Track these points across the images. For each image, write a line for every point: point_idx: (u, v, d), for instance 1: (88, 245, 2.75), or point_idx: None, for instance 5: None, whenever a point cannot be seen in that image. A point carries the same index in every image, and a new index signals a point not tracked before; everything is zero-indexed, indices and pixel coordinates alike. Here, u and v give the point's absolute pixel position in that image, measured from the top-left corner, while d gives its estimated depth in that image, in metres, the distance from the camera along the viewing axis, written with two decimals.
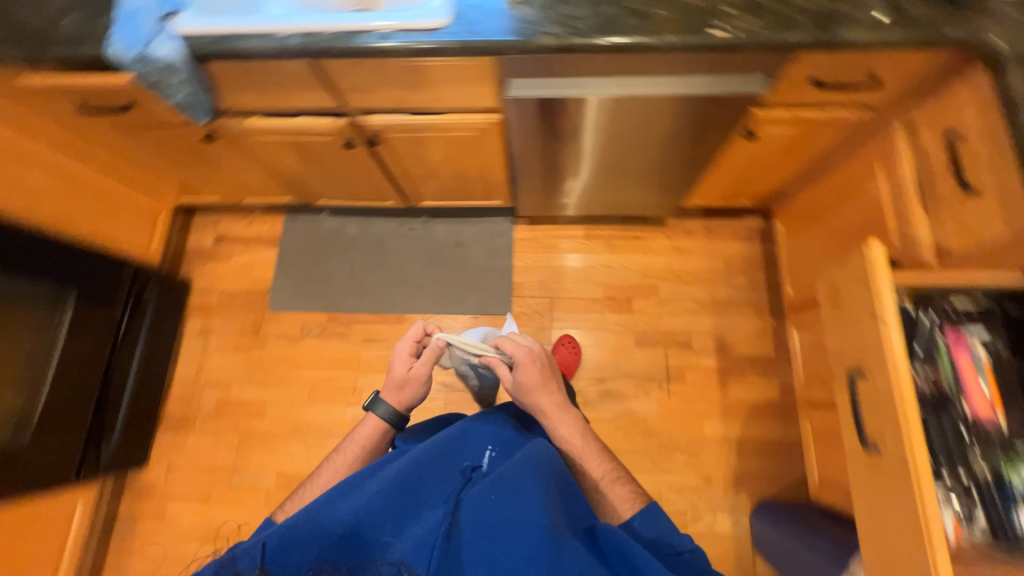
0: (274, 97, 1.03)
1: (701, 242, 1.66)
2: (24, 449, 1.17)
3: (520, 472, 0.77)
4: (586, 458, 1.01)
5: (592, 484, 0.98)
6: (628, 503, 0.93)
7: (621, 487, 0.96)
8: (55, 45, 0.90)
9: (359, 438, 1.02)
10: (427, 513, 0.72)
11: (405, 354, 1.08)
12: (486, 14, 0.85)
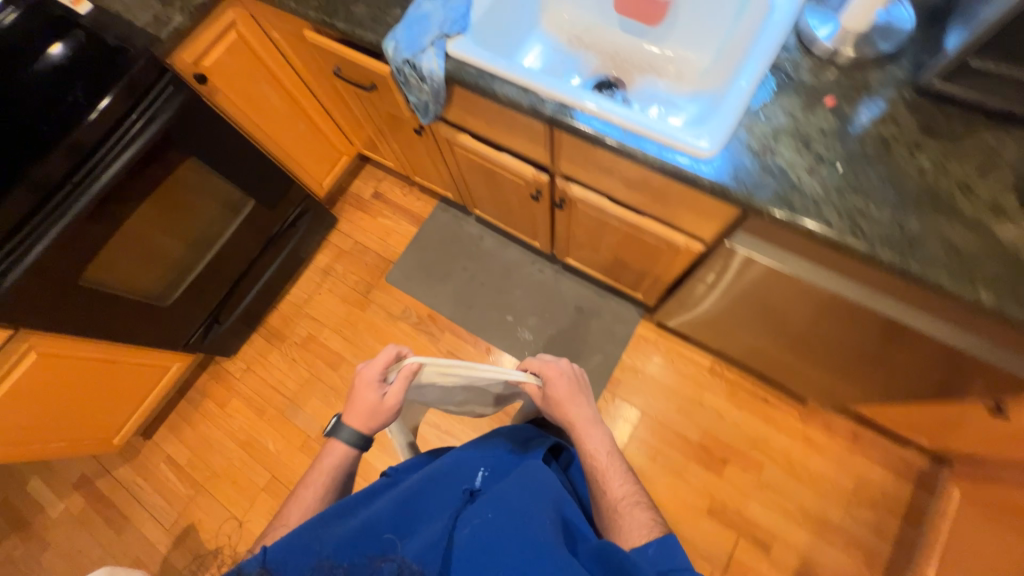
0: (493, 131, 1.02)
1: (838, 446, 1.39)
2: (160, 312, 1.35)
3: (512, 498, 0.73)
4: (606, 475, 0.82)
5: (609, 507, 0.79)
6: (647, 530, 0.73)
7: (641, 514, 0.76)
8: (343, 20, 0.96)
9: (316, 473, 0.81)
10: (430, 525, 0.71)
11: (372, 378, 0.81)
12: (759, 164, 0.73)
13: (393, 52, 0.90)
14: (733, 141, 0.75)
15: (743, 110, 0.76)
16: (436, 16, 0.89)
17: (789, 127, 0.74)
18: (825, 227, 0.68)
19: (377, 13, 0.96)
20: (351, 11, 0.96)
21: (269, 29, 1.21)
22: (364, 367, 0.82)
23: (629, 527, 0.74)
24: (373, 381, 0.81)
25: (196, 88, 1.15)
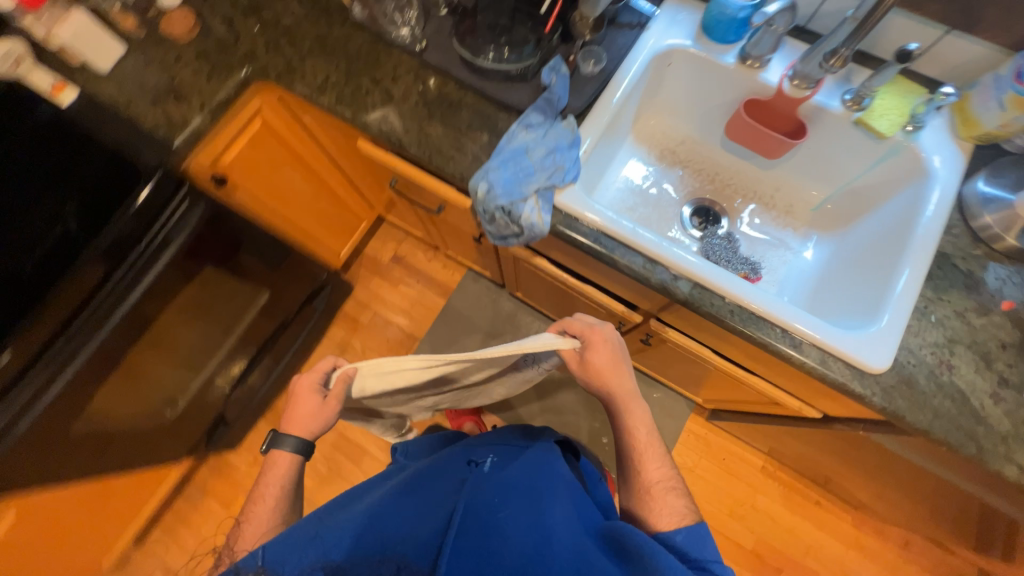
0: (583, 269, 0.88)
1: (889, 549, 1.38)
2: (159, 430, 1.14)
3: (523, 481, 0.62)
4: (642, 455, 0.67)
5: (638, 488, 0.66)
6: (677, 520, 0.61)
7: (675, 501, 0.63)
8: (415, 144, 0.79)
9: (267, 484, 0.67)
10: (430, 511, 0.57)
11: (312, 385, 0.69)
12: (935, 383, 0.63)
13: (483, 194, 0.74)
14: (904, 348, 0.65)
15: (914, 308, 0.66)
16: (539, 155, 0.74)
17: (965, 335, 0.65)
18: (1022, 472, 0.60)
19: (456, 136, 0.80)
20: (425, 132, 0.80)
21: (300, 113, 1.01)
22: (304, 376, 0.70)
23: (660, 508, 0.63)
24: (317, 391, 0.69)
25: (215, 191, 0.95)
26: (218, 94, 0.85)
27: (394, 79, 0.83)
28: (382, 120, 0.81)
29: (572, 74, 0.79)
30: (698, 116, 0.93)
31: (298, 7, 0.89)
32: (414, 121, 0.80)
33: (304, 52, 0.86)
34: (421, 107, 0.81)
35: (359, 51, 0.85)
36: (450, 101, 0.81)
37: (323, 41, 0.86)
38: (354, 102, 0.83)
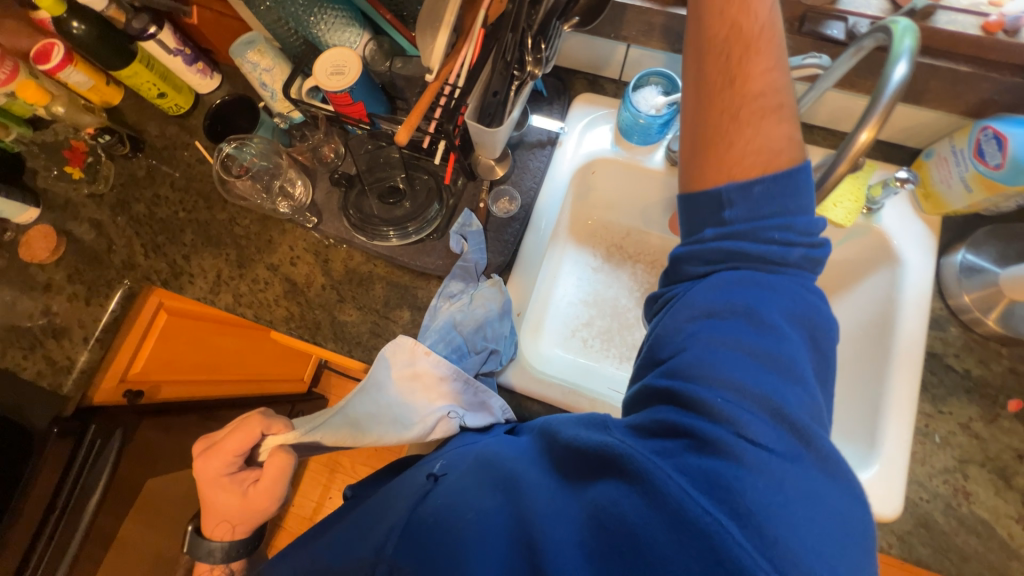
0: None
1: None
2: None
3: (495, 460, 0.47)
4: (750, 47, 0.42)
5: (716, 115, 0.44)
6: (768, 162, 0.42)
7: (775, 128, 0.42)
8: (331, 339, 0.70)
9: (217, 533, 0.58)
10: (386, 520, 0.47)
11: (218, 476, 0.57)
12: (956, 519, 0.56)
13: None
14: (914, 483, 0.58)
15: (914, 432, 0.59)
16: (468, 331, 0.65)
17: (976, 453, 0.58)
18: None
19: (373, 317, 0.70)
20: (339, 320, 0.70)
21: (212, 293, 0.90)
22: (200, 462, 0.58)
23: (758, 129, 0.42)
24: (222, 478, 0.57)
25: (132, 407, 0.84)
26: (102, 319, 0.74)
27: (293, 262, 0.73)
28: (289, 315, 0.71)
29: (487, 222, 0.70)
30: (638, 209, 0.84)
31: (172, 192, 0.79)
32: (326, 309, 0.71)
33: (187, 248, 0.76)
34: (330, 290, 0.71)
35: (247, 234, 0.75)
36: (360, 277, 0.71)
37: (207, 231, 0.76)
38: (254, 300, 0.73)
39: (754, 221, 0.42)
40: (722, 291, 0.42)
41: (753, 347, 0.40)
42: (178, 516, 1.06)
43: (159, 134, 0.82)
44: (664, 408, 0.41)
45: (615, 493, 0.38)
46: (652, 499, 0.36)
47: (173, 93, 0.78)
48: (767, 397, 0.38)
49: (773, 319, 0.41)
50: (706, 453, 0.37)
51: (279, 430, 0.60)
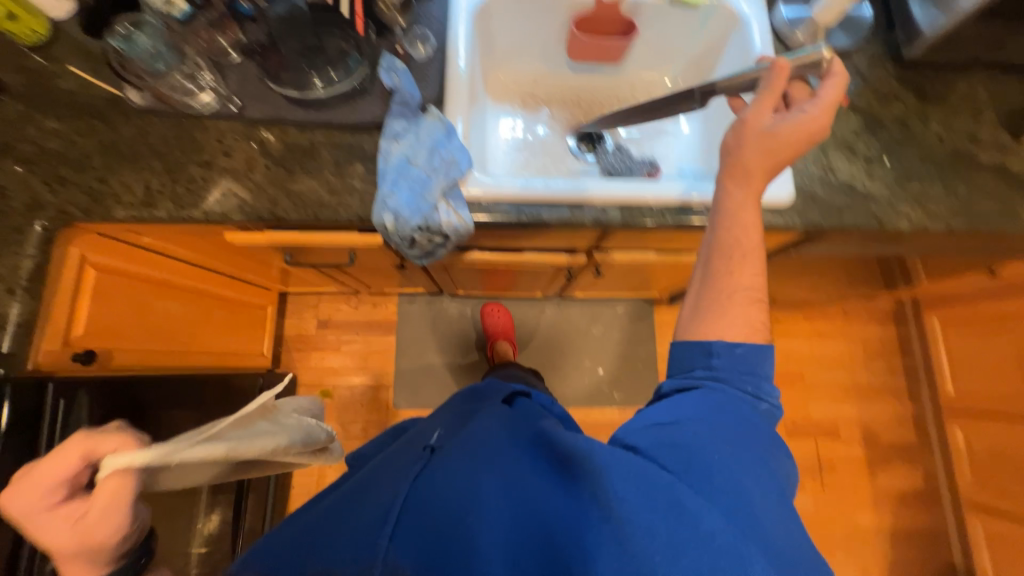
0: (514, 241, 0.87)
1: (838, 324, 1.65)
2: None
3: (491, 446, 0.55)
4: (744, 259, 0.58)
5: (717, 289, 0.58)
6: (748, 334, 0.56)
7: (754, 316, 0.57)
8: (291, 211, 0.70)
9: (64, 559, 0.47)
10: (383, 491, 0.50)
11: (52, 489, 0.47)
12: (830, 187, 0.74)
13: (394, 225, 0.70)
14: (797, 172, 0.74)
15: None
16: (424, 160, 0.70)
17: (829, 140, 0.76)
18: (911, 222, 0.73)
19: (327, 180, 0.72)
20: (295, 192, 0.71)
21: (136, 239, 0.84)
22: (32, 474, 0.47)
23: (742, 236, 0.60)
24: (45, 513, 0.46)
25: (86, 373, 0.77)
26: (22, 267, 0.68)
27: (227, 153, 0.72)
28: (239, 202, 0.70)
29: (409, 67, 0.75)
30: (538, 53, 0.94)
31: (57, 124, 0.72)
32: (276, 186, 0.71)
33: (100, 171, 0.70)
34: (274, 168, 0.71)
35: (165, 141, 0.72)
36: (302, 149, 0.72)
37: (117, 150, 0.71)
38: (195, 198, 0.70)
39: (733, 364, 0.55)
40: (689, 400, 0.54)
41: (727, 427, 0.52)
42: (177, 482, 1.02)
43: (19, 71, 0.74)
44: (643, 440, 0.52)
45: (608, 488, 0.47)
46: (644, 492, 0.46)
47: (26, 16, 0.71)
48: (750, 462, 0.49)
49: (718, 400, 0.54)
50: (699, 462, 0.48)
51: (117, 450, 0.49)
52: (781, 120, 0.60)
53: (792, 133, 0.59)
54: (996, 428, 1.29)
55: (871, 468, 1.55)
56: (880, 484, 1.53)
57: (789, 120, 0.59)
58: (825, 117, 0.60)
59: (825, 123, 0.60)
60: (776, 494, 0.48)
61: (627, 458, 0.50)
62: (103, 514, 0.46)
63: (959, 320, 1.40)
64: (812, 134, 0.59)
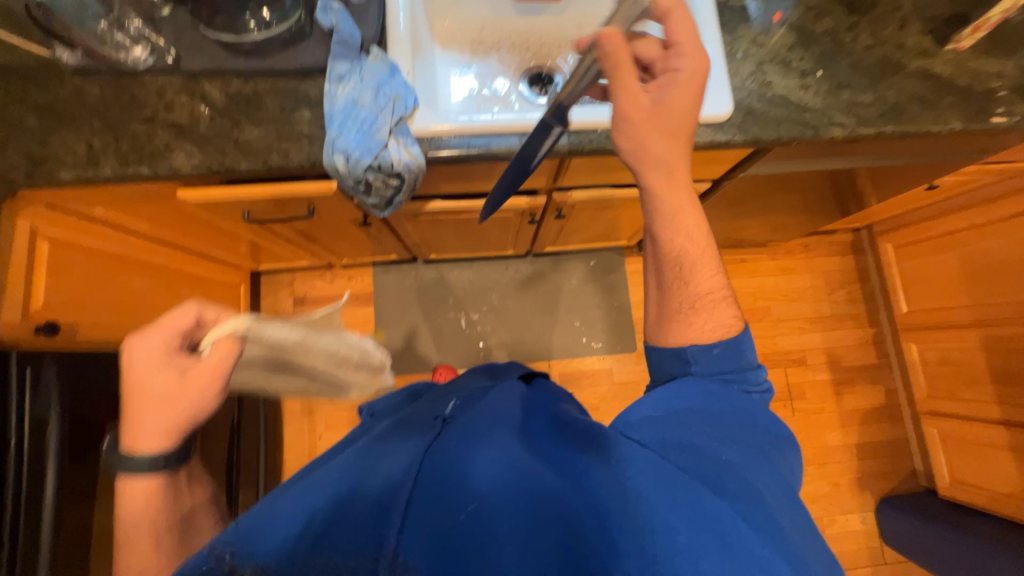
0: (473, 184, 0.89)
1: (801, 259, 1.72)
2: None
3: (515, 423, 0.53)
4: (696, 264, 0.60)
5: (681, 303, 0.61)
6: (723, 333, 0.59)
7: (722, 312, 0.61)
8: (241, 159, 0.70)
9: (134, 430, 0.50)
10: (390, 464, 0.47)
11: (159, 351, 0.52)
12: (765, 100, 0.77)
13: (345, 166, 0.71)
14: (734, 89, 0.78)
15: (724, 56, 0.78)
16: (370, 99, 0.70)
17: (763, 57, 0.80)
18: (843, 129, 0.77)
19: (275, 127, 0.72)
20: (242, 140, 0.71)
21: (88, 209, 0.83)
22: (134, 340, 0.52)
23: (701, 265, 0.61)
24: (164, 354, 0.52)
25: (53, 344, 0.77)
26: None
27: (169, 107, 0.71)
28: (187, 154, 0.70)
29: (348, 8, 0.75)
30: None
31: None
32: (223, 136, 0.71)
33: (38, 133, 0.69)
34: (219, 118, 0.71)
35: (103, 100, 0.71)
36: (246, 98, 0.72)
37: (53, 111, 0.70)
38: (141, 154, 0.69)
39: (712, 361, 0.59)
40: (695, 387, 0.56)
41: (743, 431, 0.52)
42: None
43: None
44: (672, 428, 0.51)
45: (637, 476, 0.45)
46: (668, 484, 0.44)
47: None
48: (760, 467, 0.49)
49: (724, 398, 0.55)
50: (717, 472, 0.46)
51: (220, 319, 0.56)
52: (664, 95, 0.59)
53: (682, 103, 0.59)
54: (944, 338, 1.39)
55: (837, 390, 1.65)
56: (846, 404, 1.64)
57: (670, 91, 0.59)
58: (701, 52, 0.60)
59: (704, 65, 0.60)
60: (786, 494, 0.47)
61: (650, 456, 0.47)
62: (221, 355, 0.53)
63: (910, 241, 1.48)
64: (700, 81, 0.60)
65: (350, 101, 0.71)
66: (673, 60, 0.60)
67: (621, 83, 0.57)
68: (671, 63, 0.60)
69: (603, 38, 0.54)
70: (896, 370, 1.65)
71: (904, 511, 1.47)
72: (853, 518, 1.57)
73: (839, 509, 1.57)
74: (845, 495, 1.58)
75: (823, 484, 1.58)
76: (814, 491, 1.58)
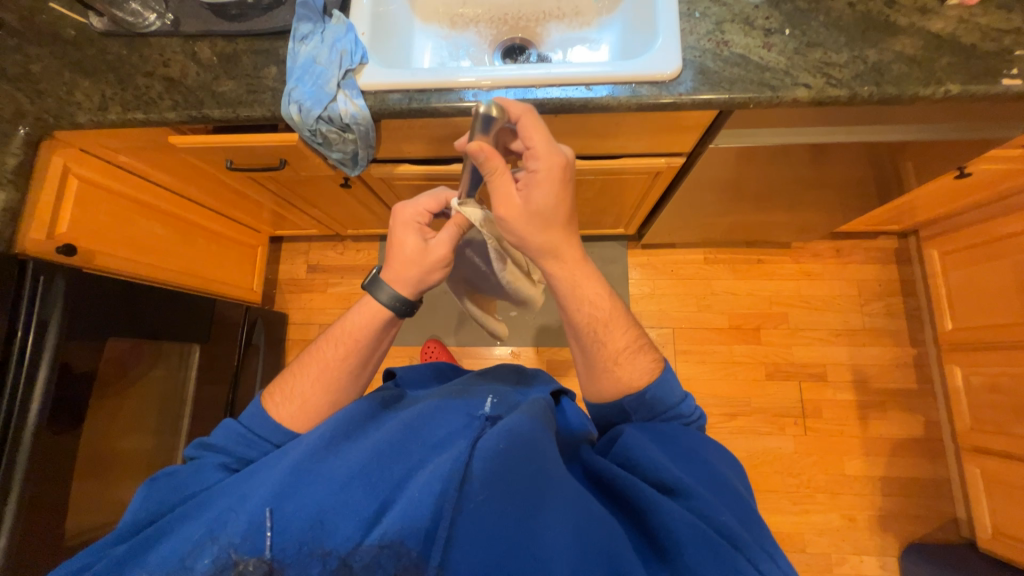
0: (435, 147, 0.93)
1: (831, 264, 1.55)
2: None
3: (546, 442, 0.52)
4: (606, 324, 0.59)
5: (602, 360, 0.59)
6: (641, 381, 0.59)
7: (641, 360, 0.60)
8: (215, 107, 0.79)
9: (395, 274, 0.63)
10: (416, 473, 0.51)
11: (414, 219, 0.64)
12: (723, 60, 0.75)
13: (299, 116, 0.77)
14: (687, 49, 0.76)
15: (678, 15, 0.77)
16: (325, 57, 0.78)
17: (726, 16, 0.78)
18: (808, 90, 0.71)
19: (248, 81, 0.81)
20: (218, 92, 0.80)
21: (113, 156, 0.98)
22: (398, 206, 0.64)
23: (614, 331, 0.59)
24: (416, 223, 0.64)
25: (68, 262, 0.92)
26: (9, 163, 0.83)
27: (166, 64, 0.83)
28: (173, 102, 0.80)
29: None
30: None
31: (38, 48, 0.86)
32: (203, 88, 0.81)
33: (68, 83, 0.83)
34: (204, 74, 0.81)
35: (119, 58, 0.84)
36: (228, 57, 0.82)
37: (81, 66, 0.84)
38: (139, 102, 0.81)
39: (644, 405, 0.58)
40: (662, 438, 0.54)
41: (742, 499, 0.50)
42: (166, 391, 1.17)
43: (13, 8, 0.89)
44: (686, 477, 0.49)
45: (666, 525, 0.44)
46: (693, 535, 0.43)
47: None
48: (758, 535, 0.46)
49: (690, 446, 0.54)
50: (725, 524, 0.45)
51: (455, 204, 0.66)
52: (529, 194, 0.52)
53: (550, 200, 0.52)
54: (994, 360, 1.19)
55: (862, 413, 1.46)
56: (872, 430, 1.44)
57: (533, 188, 0.51)
58: (555, 154, 0.51)
59: (562, 161, 0.51)
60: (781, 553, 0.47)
61: (682, 510, 0.45)
62: (449, 245, 0.63)
63: (961, 248, 1.29)
64: (564, 175, 0.52)
65: (310, 57, 0.78)
66: (529, 161, 0.52)
67: (495, 189, 0.51)
68: (529, 164, 0.52)
69: (467, 154, 0.50)
70: (941, 399, 1.43)
71: (930, 559, 1.26)
72: (869, 561, 1.37)
73: (853, 549, 1.38)
74: (861, 533, 1.39)
75: (835, 517, 1.40)
76: (822, 522, 1.40)
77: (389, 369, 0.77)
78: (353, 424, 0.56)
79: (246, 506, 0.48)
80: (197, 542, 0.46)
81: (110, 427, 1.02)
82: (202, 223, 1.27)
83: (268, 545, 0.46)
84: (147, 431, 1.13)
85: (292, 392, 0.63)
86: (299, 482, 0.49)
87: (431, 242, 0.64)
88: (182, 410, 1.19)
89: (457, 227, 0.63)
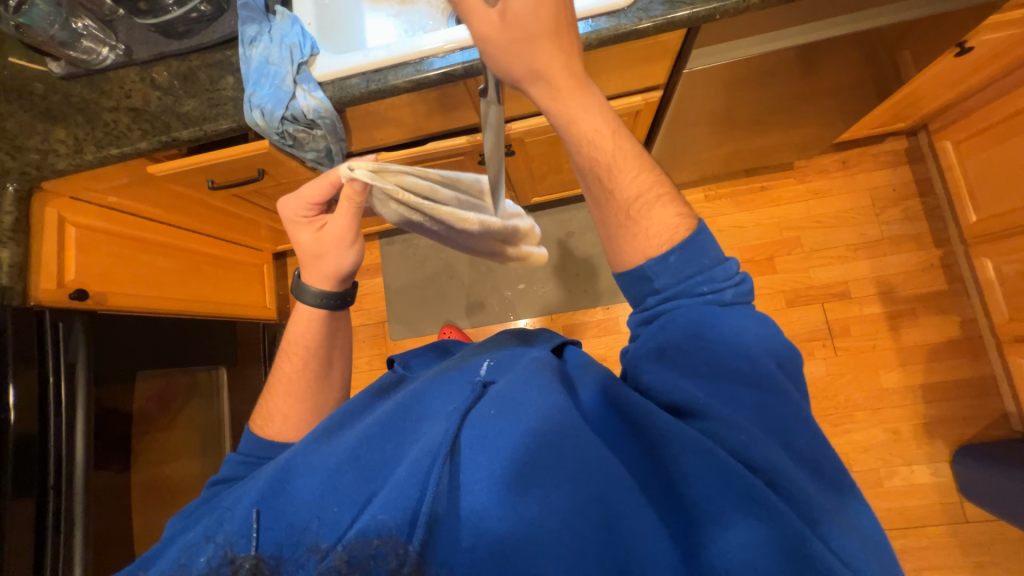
0: (405, 130, 0.92)
1: (839, 177, 1.48)
2: None
3: (539, 400, 0.51)
4: (620, 168, 0.47)
5: (613, 216, 0.48)
6: (668, 240, 0.47)
7: (664, 212, 0.48)
8: (181, 127, 0.80)
9: (312, 271, 0.65)
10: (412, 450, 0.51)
11: (302, 210, 0.63)
12: None
13: (263, 121, 0.77)
14: None
15: None
16: (277, 55, 0.77)
17: None
18: None
19: (207, 95, 0.81)
20: (182, 112, 0.80)
21: (102, 198, 1.00)
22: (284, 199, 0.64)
23: (631, 177, 0.48)
24: (303, 211, 0.63)
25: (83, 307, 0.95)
26: (5, 222, 0.85)
27: (128, 95, 0.83)
28: (142, 131, 0.81)
29: None
30: None
31: (6, 104, 0.87)
32: (167, 111, 0.81)
33: (41, 133, 0.85)
34: (164, 98, 0.82)
35: (83, 99, 0.85)
36: (186, 75, 0.83)
37: (50, 114, 0.85)
38: (110, 138, 0.82)
39: (683, 282, 0.46)
40: (711, 325, 0.45)
41: (786, 403, 0.45)
42: (206, 414, 1.22)
43: None
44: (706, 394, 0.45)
45: (678, 455, 0.44)
46: (701, 461, 0.43)
47: None
48: (789, 447, 0.44)
49: (744, 346, 0.45)
50: (744, 447, 0.43)
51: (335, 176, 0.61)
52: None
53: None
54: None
55: (892, 324, 1.41)
56: (906, 339, 1.40)
57: None
58: None
59: None
60: (819, 461, 0.44)
61: (694, 437, 0.44)
62: (346, 223, 0.62)
63: (974, 133, 1.21)
64: None
65: (264, 60, 0.77)
66: None
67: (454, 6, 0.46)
68: None
69: None
70: (974, 295, 1.37)
71: (982, 458, 1.23)
72: (919, 470, 1.35)
73: (901, 460, 1.36)
74: (907, 443, 1.36)
75: (879, 432, 1.38)
76: (866, 439, 1.38)
77: (390, 356, 0.76)
78: (349, 415, 0.60)
79: (240, 506, 0.50)
80: (191, 545, 0.48)
81: (158, 459, 1.07)
82: (202, 250, 1.29)
83: (251, 544, 0.47)
84: (196, 452, 1.19)
85: (270, 413, 0.67)
86: (290, 484, 0.50)
87: (330, 230, 0.63)
88: (222, 432, 1.25)
89: (349, 202, 0.61)
